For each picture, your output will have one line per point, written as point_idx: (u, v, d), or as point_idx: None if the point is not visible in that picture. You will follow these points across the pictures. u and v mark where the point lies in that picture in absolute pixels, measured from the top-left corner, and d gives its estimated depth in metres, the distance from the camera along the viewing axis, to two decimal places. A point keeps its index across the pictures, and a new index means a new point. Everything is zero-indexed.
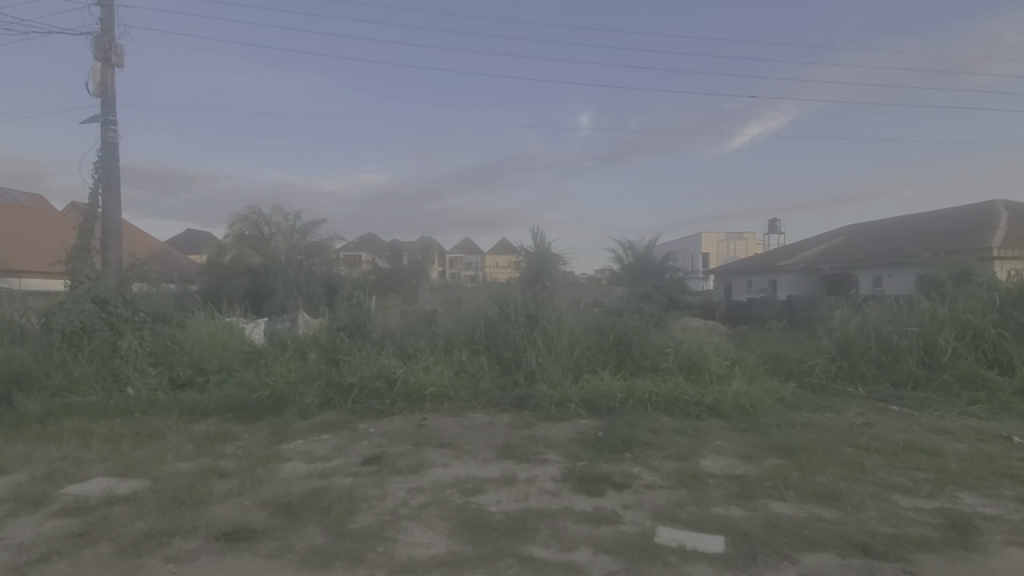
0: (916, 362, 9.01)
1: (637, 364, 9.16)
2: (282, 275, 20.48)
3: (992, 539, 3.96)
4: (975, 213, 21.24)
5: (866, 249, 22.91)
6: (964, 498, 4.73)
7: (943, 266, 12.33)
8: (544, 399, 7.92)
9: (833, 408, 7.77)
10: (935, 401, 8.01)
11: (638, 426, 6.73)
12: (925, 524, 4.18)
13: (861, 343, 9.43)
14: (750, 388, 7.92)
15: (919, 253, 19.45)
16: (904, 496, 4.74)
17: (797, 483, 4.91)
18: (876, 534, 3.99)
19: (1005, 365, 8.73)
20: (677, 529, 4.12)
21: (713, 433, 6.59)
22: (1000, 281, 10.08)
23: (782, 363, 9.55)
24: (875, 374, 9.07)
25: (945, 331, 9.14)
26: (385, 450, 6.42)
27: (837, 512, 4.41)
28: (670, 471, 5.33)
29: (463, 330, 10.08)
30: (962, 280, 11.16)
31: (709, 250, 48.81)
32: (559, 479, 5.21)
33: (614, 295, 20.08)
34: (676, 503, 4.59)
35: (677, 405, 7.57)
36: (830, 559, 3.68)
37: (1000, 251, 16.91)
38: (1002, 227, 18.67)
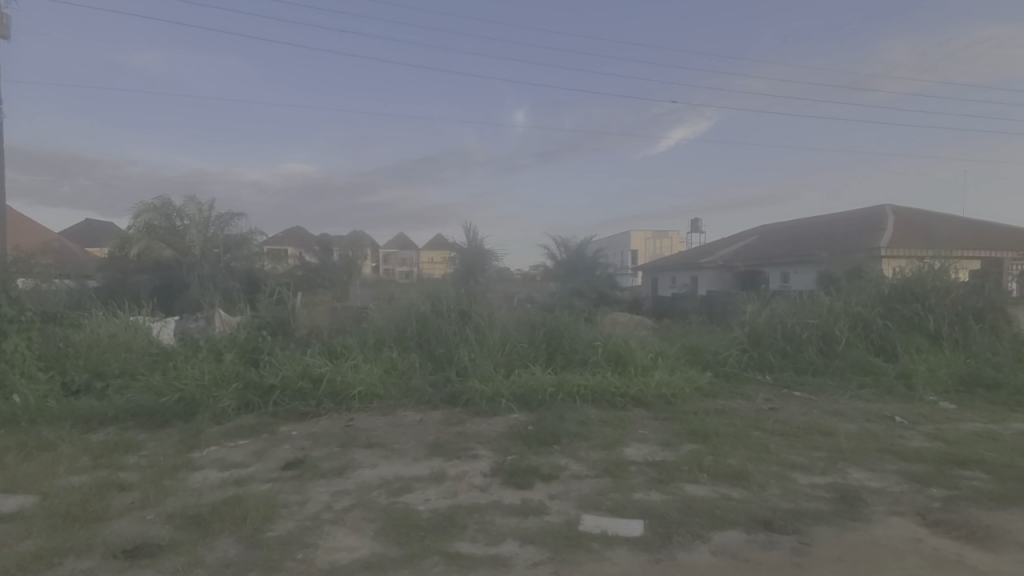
0: (815, 351, 9.91)
1: (567, 358, 9.37)
2: (196, 270, 18.98)
3: (876, 510, 4.42)
4: (867, 216, 23.58)
5: (776, 248, 24.81)
6: (852, 473, 5.26)
7: (839, 263, 13.59)
8: (475, 395, 7.92)
9: (744, 395, 8.37)
10: (831, 386, 8.87)
11: (567, 418, 6.90)
12: (820, 499, 4.60)
13: (769, 334, 10.23)
14: (671, 378, 8.36)
15: (819, 252, 21.39)
16: (803, 474, 5.19)
17: (710, 466, 5.24)
18: (777, 510, 4.34)
19: (889, 353, 9.84)
20: (600, 516, 4.26)
21: (636, 423, 6.88)
22: (883, 276, 11.29)
23: (700, 353, 10.13)
24: (780, 363, 9.87)
25: (840, 323, 10.13)
26: (308, 454, 6.15)
27: (745, 491, 4.75)
28: (596, 461, 5.51)
29: (395, 327, 9.84)
30: (853, 276, 12.38)
31: (637, 247, 50.98)
32: (489, 473, 5.24)
33: (546, 289, 20.39)
34: (600, 491, 4.74)
35: (604, 397, 7.84)
36: (737, 535, 3.95)
37: (889, 250, 18.88)
38: (890, 229, 20.86)
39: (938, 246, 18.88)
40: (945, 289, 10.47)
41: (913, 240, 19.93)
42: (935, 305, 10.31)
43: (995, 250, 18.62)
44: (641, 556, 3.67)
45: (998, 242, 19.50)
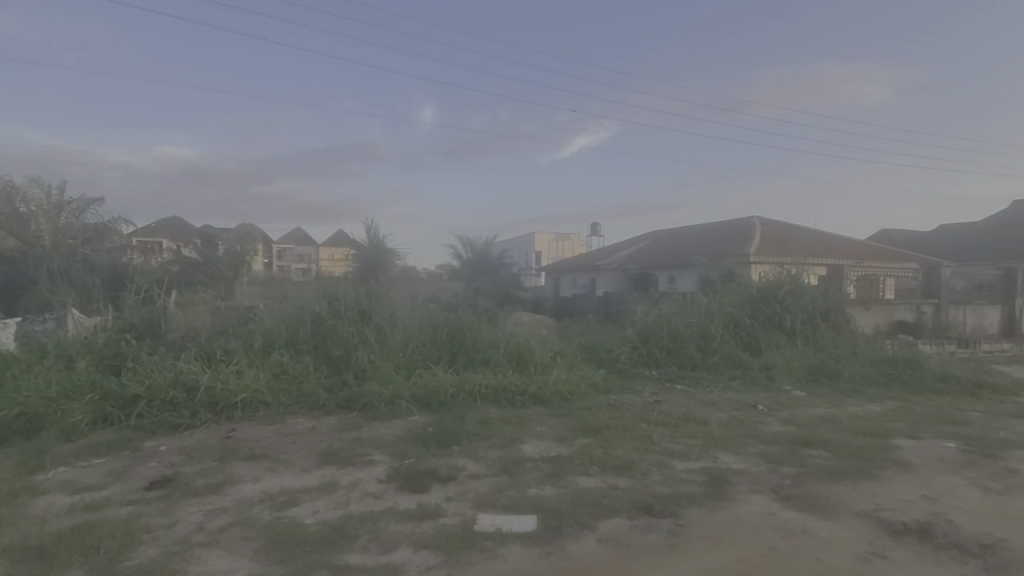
0: (695, 347, 10.87)
1: (470, 358, 9.39)
2: (47, 264, 15.99)
3: (740, 490, 4.95)
4: (741, 226, 26.34)
5: (665, 252, 26.86)
6: (721, 457, 5.85)
7: (716, 268, 15.01)
8: (373, 398, 7.65)
9: (634, 389, 8.96)
10: (707, 379, 9.80)
11: (467, 418, 6.91)
12: (694, 482, 5.06)
13: (656, 333, 11.06)
14: (568, 375, 8.72)
15: (700, 258, 23.51)
16: (680, 461, 5.68)
17: (600, 459, 5.53)
18: (657, 495, 4.70)
19: (755, 348, 11.08)
20: (495, 514, 4.31)
21: (534, 420, 7.08)
22: (751, 280, 12.69)
23: (595, 351, 10.70)
24: (665, 358, 10.71)
25: (716, 321, 11.21)
26: (180, 470, 5.54)
27: (630, 480, 5.09)
28: (494, 460, 5.58)
29: (286, 328, 9.20)
30: (728, 280, 13.76)
31: (542, 249, 52.61)
32: (384, 479, 5.08)
33: (450, 289, 20.29)
34: (496, 489, 4.81)
35: (504, 396, 7.97)
36: (622, 522, 4.21)
37: (757, 256, 21.24)
38: (758, 238, 23.49)
39: (795, 254, 21.56)
40: (800, 292, 11.97)
41: (776, 248, 22.56)
42: (792, 306, 11.76)
43: (839, 258, 21.65)
44: (533, 551, 3.77)
45: (841, 252, 22.70)
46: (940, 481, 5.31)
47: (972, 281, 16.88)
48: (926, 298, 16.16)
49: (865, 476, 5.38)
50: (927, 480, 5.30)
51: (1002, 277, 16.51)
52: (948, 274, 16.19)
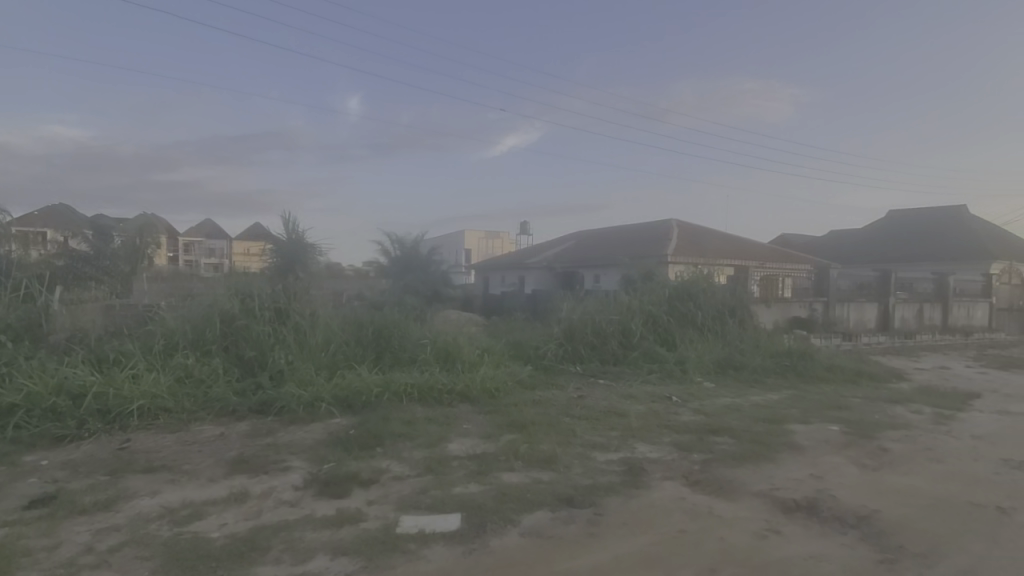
0: (617, 343, 11.35)
1: (395, 357, 9.18)
2: None
3: (655, 477, 5.23)
4: (660, 228, 27.81)
5: (591, 252, 27.76)
6: (638, 447, 6.15)
7: (637, 267, 15.75)
8: (291, 401, 7.27)
9: (559, 385, 9.20)
10: (627, 373, 10.27)
11: (391, 419, 6.75)
12: (613, 473, 5.29)
13: (580, 330, 11.43)
14: (496, 372, 8.77)
15: (623, 257, 24.56)
16: (601, 452, 5.90)
17: (525, 454, 5.62)
18: (579, 487, 4.86)
19: (670, 343, 11.75)
20: (418, 515, 4.25)
21: (461, 418, 7.06)
22: (668, 279, 13.45)
23: (522, 349, 10.88)
24: (589, 354, 11.10)
25: (636, 318, 11.77)
26: (64, 487, 4.95)
27: (553, 473, 5.21)
28: (418, 460, 5.50)
29: (192, 328, 8.51)
30: (647, 278, 14.49)
31: (472, 246, 52.53)
32: (301, 486, 4.85)
33: (376, 287, 19.71)
34: (420, 490, 4.74)
35: (430, 395, 7.87)
36: (544, 515, 4.31)
37: (675, 256, 22.51)
38: (675, 239, 24.92)
39: (708, 255, 23.11)
40: (711, 290, 12.85)
41: (691, 249, 24.05)
42: (704, 303, 12.60)
43: (745, 259, 23.48)
44: (457, 549, 3.76)
45: (747, 254, 24.63)
46: (825, 461, 5.92)
47: (854, 281, 18.91)
48: (817, 297, 17.92)
49: (763, 459, 5.88)
50: (815, 461, 5.90)
51: (879, 278, 18.63)
52: (835, 275, 18.01)
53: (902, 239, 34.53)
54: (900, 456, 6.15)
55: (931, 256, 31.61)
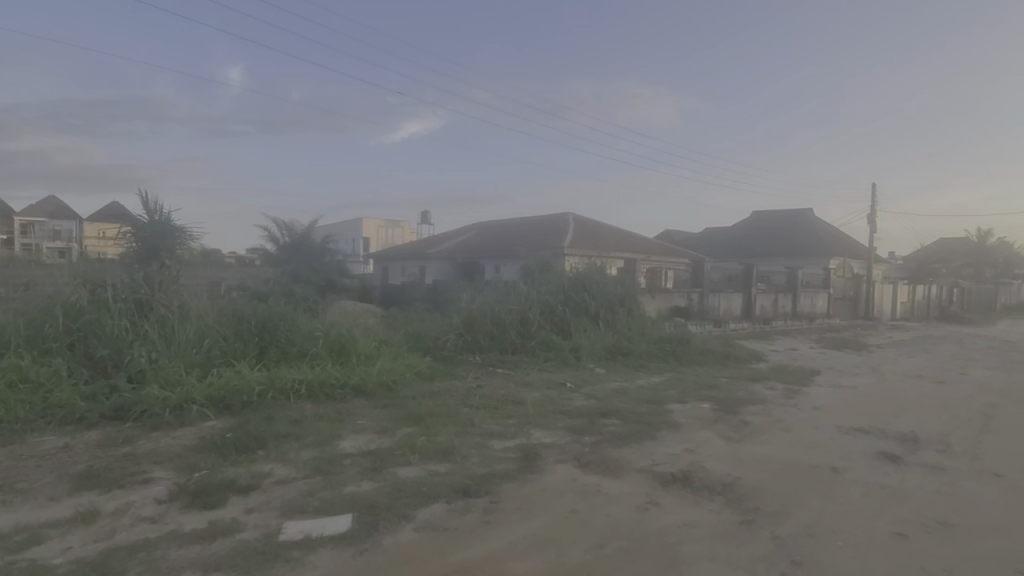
0: (515, 332, 11.59)
1: (282, 352, 8.52)
2: None
3: (549, 461, 5.43)
4: (558, 220, 28.80)
5: (492, 243, 28.02)
6: (534, 433, 6.34)
7: (535, 259, 16.19)
8: (155, 404, 6.45)
9: (458, 375, 9.18)
10: (525, 362, 10.55)
11: (276, 418, 6.26)
12: (509, 460, 5.39)
13: (479, 320, 11.54)
14: (392, 365, 8.51)
15: (522, 249, 25.09)
16: (498, 440, 6.00)
17: (421, 447, 5.53)
18: (475, 476, 4.89)
19: (565, 331, 12.26)
20: (304, 520, 4.00)
21: (354, 413, 6.76)
22: (564, 271, 14.02)
23: (421, 340, 10.72)
24: (488, 344, 11.22)
25: (534, 308, 12.14)
26: None
27: (450, 465, 5.18)
28: (306, 461, 5.16)
29: (28, 324, 7.23)
30: (545, 269, 14.96)
31: (369, 235, 50.43)
32: (167, 499, 4.33)
33: (259, 276, 18.10)
34: (307, 492, 4.46)
35: (321, 391, 7.42)
36: (439, 508, 4.27)
37: (571, 249, 23.43)
38: (571, 232, 25.99)
39: (601, 249, 24.39)
40: (603, 281, 13.60)
41: (587, 241, 25.22)
42: (597, 293, 13.28)
43: (633, 252, 25.15)
44: (346, 552, 3.59)
45: (636, 246, 26.39)
46: (698, 436, 6.54)
47: (725, 274, 21.10)
48: (695, 287, 19.82)
49: (646, 438, 6.34)
50: (690, 436, 6.49)
51: (744, 271, 20.98)
52: (709, 268, 20.06)
53: (763, 237, 39.16)
54: (758, 428, 6.98)
55: (786, 252, 36.24)
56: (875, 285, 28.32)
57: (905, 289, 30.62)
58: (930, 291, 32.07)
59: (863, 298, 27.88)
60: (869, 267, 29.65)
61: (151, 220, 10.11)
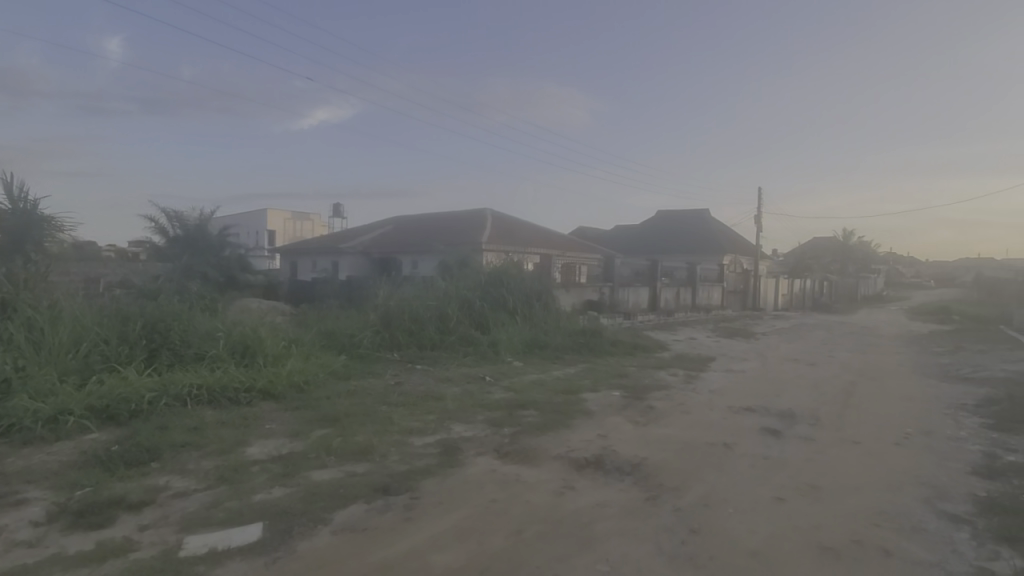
0: (434, 328, 11.50)
1: (177, 355, 7.80)
2: None
3: (470, 454, 5.50)
4: (476, 216, 28.86)
5: (408, 237, 27.46)
6: (454, 428, 6.37)
7: (453, 255, 16.11)
8: (22, 418, 5.65)
9: (375, 373, 8.94)
10: (444, 357, 10.51)
11: (173, 427, 5.74)
12: (429, 456, 5.39)
13: (397, 317, 11.32)
14: (304, 365, 8.11)
15: (440, 244, 24.85)
16: (417, 437, 5.96)
17: (336, 448, 5.35)
18: (395, 474, 4.83)
19: (484, 326, 12.38)
20: (209, 532, 3.73)
21: (262, 418, 6.37)
22: (482, 267, 14.11)
23: (335, 338, 10.30)
24: (407, 341, 11.04)
25: (453, 304, 12.14)
26: None
27: (368, 464, 5.08)
28: (209, 470, 4.80)
29: None
30: (463, 265, 14.95)
31: (275, 227, 47.22)
32: (42, 522, 3.83)
33: (146, 272, 16.29)
34: (211, 503, 4.16)
35: (224, 395, 6.89)
36: (358, 508, 4.18)
37: (489, 244, 23.61)
38: (489, 228, 26.19)
39: (518, 244, 24.82)
40: (520, 277, 13.90)
41: (504, 237, 25.54)
42: (515, 288, 13.55)
43: (549, 248, 25.87)
44: (258, 561, 3.42)
45: (552, 242, 27.14)
46: (610, 422, 6.93)
47: (633, 269, 22.43)
48: (606, 282, 21.03)
49: (562, 427, 6.61)
50: (602, 423, 6.87)
51: (649, 267, 22.45)
52: (618, 264, 21.46)
53: (667, 235, 41.94)
54: (662, 412, 7.55)
55: (686, 249, 39.12)
56: (761, 280, 31.48)
57: (785, 283, 34.32)
58: (805, 284, 36.24)
59: (751, 291, 30.85)
60: (756, 263, 32.86)
61: (13, 208, 8.79)
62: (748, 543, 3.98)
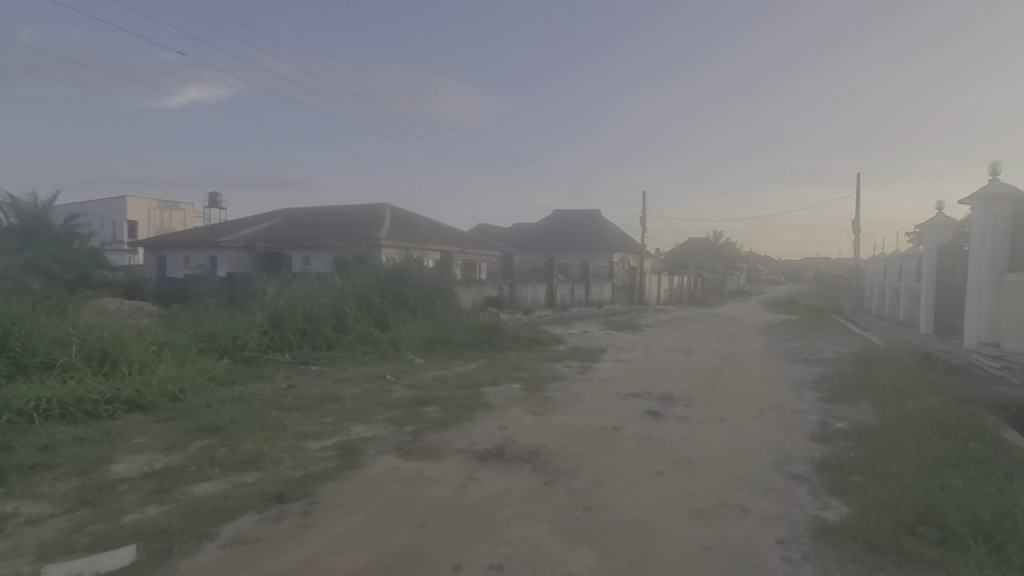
0: (330, 327, 10.98)
1: (16, 364, 6.67)
2: None
3: (371, 454, 5.40)
4: (373, 210, 27.89)
5: (298, 231, 25.75)
6: (353, 429, 6.19)
7: (349, 250, 15.46)
8: None
9: (263, 377, 8.34)
10: (341, 357, 10.09)
11: (15, 448, 4.93)
12: (327, 459, 5.19)
13: (287, 316, 10.63)
14: (179, 371, 7.34)
15: (335, 239, 23.65)
16: (314, 441, 5.71)
17: (222, 459, 4.96)
18: (289, 481, 4.60)
19: (384, 324, 12.06)
20: (70, 561, 3.30)
21: (130, 431, 5.69)
22: (381, 263, 13.73)
23: (216, 341, 9.43)
24: (299, 341, 10.40)
25: (349, 302, 11.70)
26: None
27: (258, 473, 4.77)
28: (66, 492, 4.21)
29: None
30: (360, 261, 14.43)
31: (137, 218, 41.66)
32: None
33: None
34: (72, 529, 3.68)
35: (80, 408, 6.03)
36: (249, 519, 3.93)
37: (387, 240, 22.96)
38: (387, 223, 25.45)
39: (418, 240, 24.44)
40: (421, 273, 13.75)
41: (403, 233, 24.98)
42: (415, 285, 13.39)
43: (449, 245, 25.82)
44: None
45: (452, 239, 27.10)
46: (510, 413, 7.19)
47: (531, 266, 23.17)
48: (506, 278, 21.54)
49: (464, 421, 6.72)
50: (503, 415, 7.10)
51: (546, 264, 23.34)
52: (517, 261, 22.00)
53: (562, 233, 43.83)
54: (559, 402, 7.98)
55: (580, 248, 41.24)
56: (646, 276, 34.21)
57: (666, 279, 37.64)
58: (682, 280, 40.04)
59: (637, 287, 33.44)
60: (642, 261, 35.58)
61: None
62: (633, 514, 4.40)
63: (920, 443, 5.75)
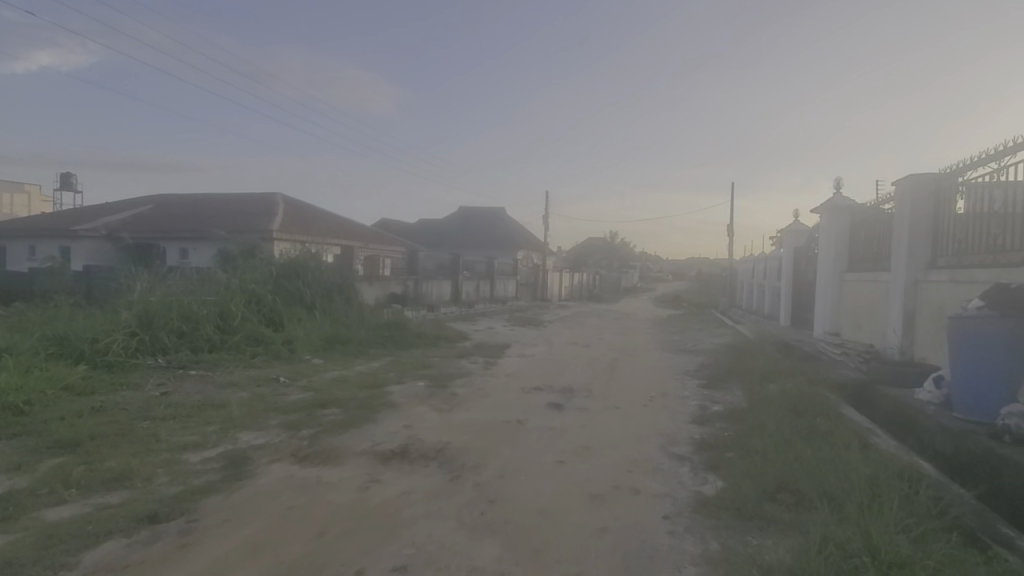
0: (213, 327, 10.00)
1: None
2: None
3: (262, 463, 5.03)
4: (264, 199, 25.79)
5: (175, 220, 23.08)
6: (241, 437, 5.71)
7: (236, 243, 14.18)
8: None
9: (131, 384, 7.38)
10: (227, 359, 9.24)
11: None
12: (210, 471, 4.75)
13: (161, 316, 9.52)
14: (22, 381, 6.27)
15: (219, 230, 21.56)
16: (194, 452, 5.19)
17: (81, 478, 4.34)
18: (164, 499, 4.14)
19: (276, 322, 11.24)
20: None
21: None
22: (273, 258, 12.78)
23: (69, 345, 8.18)
24: (176, 343, 9.33)
25: (236, 299, 10.75)
26: None
27: (127, 491, 4.25)
28: None
29: None
30: (248, 255, 13.30)
31: None
32: None
33: None
34: None
35: None
36: (115, 544, 3.48)
37: (281, 233, 21.40)
38: (281, 214, 23.72)
39: (316, 234, 23.05)
40: (318, 269, 13.00)
41: (299, 225, 23.45)
42: (312, 282, 12.64)
43: (350, 239, 24.70)
44: None
45: (353, 233, 25.95)
46: (414, 412, 7.08)
47: (437, 262, 22.90)
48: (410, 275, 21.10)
49: (366, 422, 6.49)
50: (407, 414, 6.97)
51: (452, 260, 23.21)
52: (422, 257, 21.63)
53: (469, 230, 43.88)
54: (464, 398, 8.01)
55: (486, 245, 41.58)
56: (548, 274, 35.39)
57: (567, 277, 39.25)
58: (582, 278, 42.05)
59: (540, 284, 34.50)
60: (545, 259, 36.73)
61: None
62: (536, 503, 4.55)
63: (779, 421, 6.59)
